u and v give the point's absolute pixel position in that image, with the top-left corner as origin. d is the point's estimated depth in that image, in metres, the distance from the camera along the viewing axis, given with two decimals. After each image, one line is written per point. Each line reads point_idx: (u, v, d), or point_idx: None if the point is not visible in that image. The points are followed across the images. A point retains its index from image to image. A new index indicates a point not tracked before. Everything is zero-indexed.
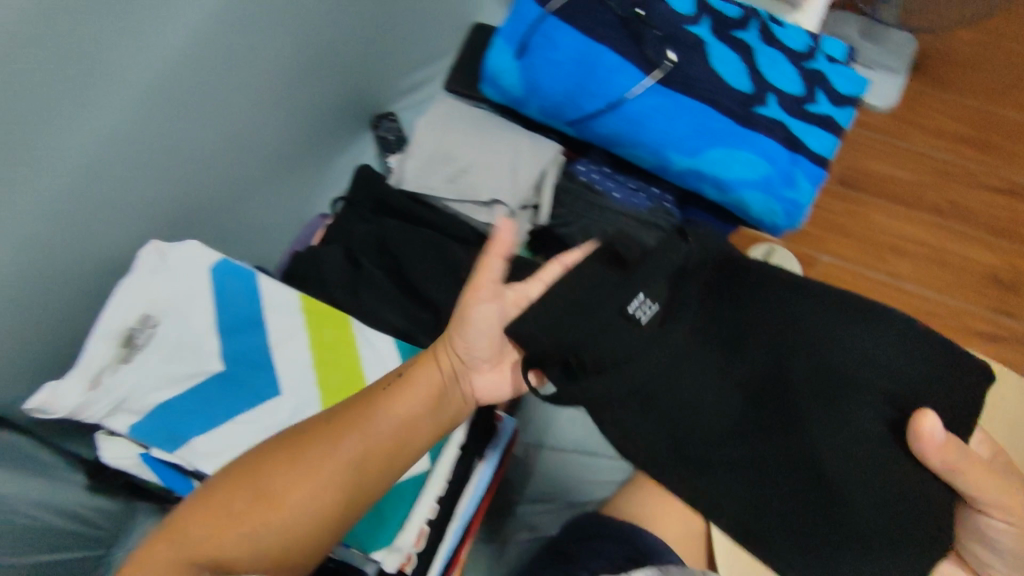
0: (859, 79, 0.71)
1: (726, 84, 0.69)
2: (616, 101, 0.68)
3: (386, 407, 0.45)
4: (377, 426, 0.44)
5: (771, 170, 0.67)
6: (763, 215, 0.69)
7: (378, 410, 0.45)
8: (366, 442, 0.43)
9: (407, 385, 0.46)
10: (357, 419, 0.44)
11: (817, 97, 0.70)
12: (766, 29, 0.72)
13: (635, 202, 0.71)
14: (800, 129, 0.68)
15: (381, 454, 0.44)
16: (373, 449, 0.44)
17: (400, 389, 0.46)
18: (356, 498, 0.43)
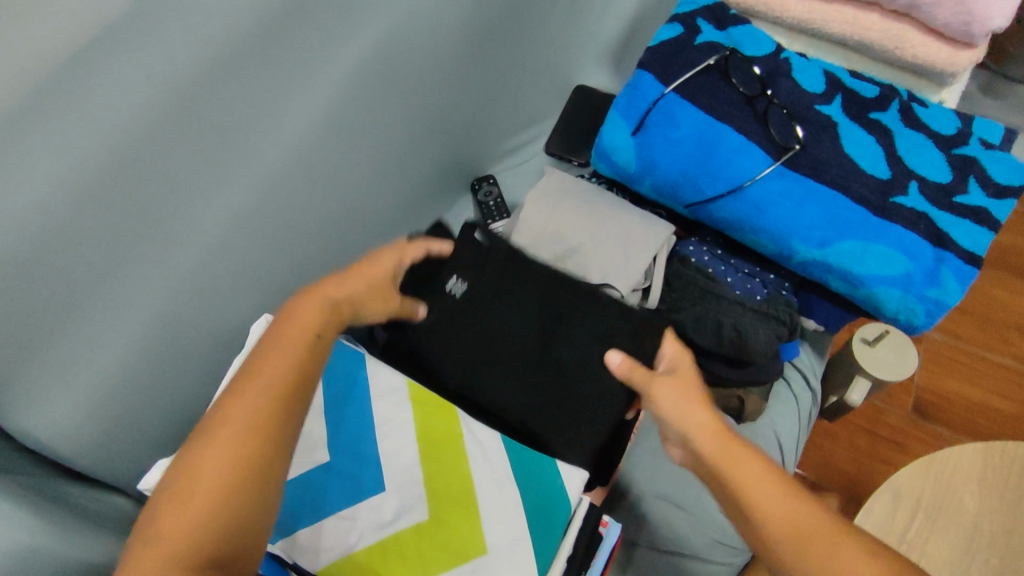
0: (1020, 169, 0.65)
1: (859, 168, 0.66)
2: (740, 185, 0.65)
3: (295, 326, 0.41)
4: (286, 336, 0.41)
5: (912, 267, 0.62)
6: (900, 314, 0.64)
7: (290, 330, 0.41)
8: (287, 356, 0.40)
9: (292, 324, 0.42)
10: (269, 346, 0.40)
11: (968, 187, 0.65)
12: (907, 113, 0.68)
13: (750, 291, 0.67)
14: (947, 223, 0.63)
15: (293, 373, 0.39)
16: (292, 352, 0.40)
17: (293, 315, 0.42)
18: (299, 401, 0.39)
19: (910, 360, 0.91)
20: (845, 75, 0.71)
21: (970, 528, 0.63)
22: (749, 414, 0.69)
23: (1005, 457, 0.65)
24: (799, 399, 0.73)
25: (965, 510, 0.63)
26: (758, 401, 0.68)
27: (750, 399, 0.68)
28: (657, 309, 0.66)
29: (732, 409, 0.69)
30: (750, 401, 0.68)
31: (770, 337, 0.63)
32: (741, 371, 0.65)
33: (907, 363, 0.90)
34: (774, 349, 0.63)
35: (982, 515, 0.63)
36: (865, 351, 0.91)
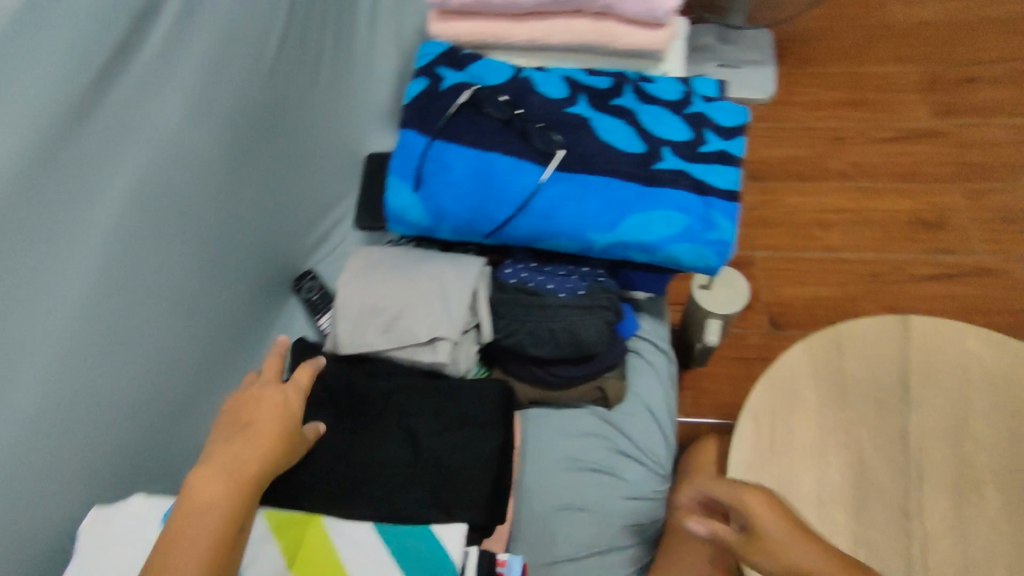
0: (738, 110, 0.75)
1: (622, 151, 0.71)
2: (524, 202, 0.69)
3: (198, 511, 0.47)
4: (193, 522, 0.46)
5: (690, 220, 0.68)
6: (697, 264, 0.69)
7: (195, 514, 0.47)
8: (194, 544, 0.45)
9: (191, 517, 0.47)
10: (180, 527, 0.46)
11: (707, 137, 0.73)
12: (639, 91, 0.76)
13: (571, 287, 0.70)
14: (702, 172, 0.70)
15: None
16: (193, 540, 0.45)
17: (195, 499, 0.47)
18: None
19: (742, 287, 1.00)
20: (580, 75, 0.77)
21: (821, 417, 0.70)
22: (614, 398, 0.73)
23: (825, 344, 0.74)
24: (656, 366, 0.78)
25: (811, 401, 0.71)
26: (618, 383, 0.72)
27: (609, 384, 0.72)
28: (496, 337, 0.69)
29: (598, 399, 0.73)
30: (611, 385, 0.72)
31: (599, 325, 0.67)
32: (588, 364, 0.70)
33: (740, 292, 1.00)
34: (608, 335, 0.68)
35: (825, 400, 0.71)
36: (702, 294, 1.00)
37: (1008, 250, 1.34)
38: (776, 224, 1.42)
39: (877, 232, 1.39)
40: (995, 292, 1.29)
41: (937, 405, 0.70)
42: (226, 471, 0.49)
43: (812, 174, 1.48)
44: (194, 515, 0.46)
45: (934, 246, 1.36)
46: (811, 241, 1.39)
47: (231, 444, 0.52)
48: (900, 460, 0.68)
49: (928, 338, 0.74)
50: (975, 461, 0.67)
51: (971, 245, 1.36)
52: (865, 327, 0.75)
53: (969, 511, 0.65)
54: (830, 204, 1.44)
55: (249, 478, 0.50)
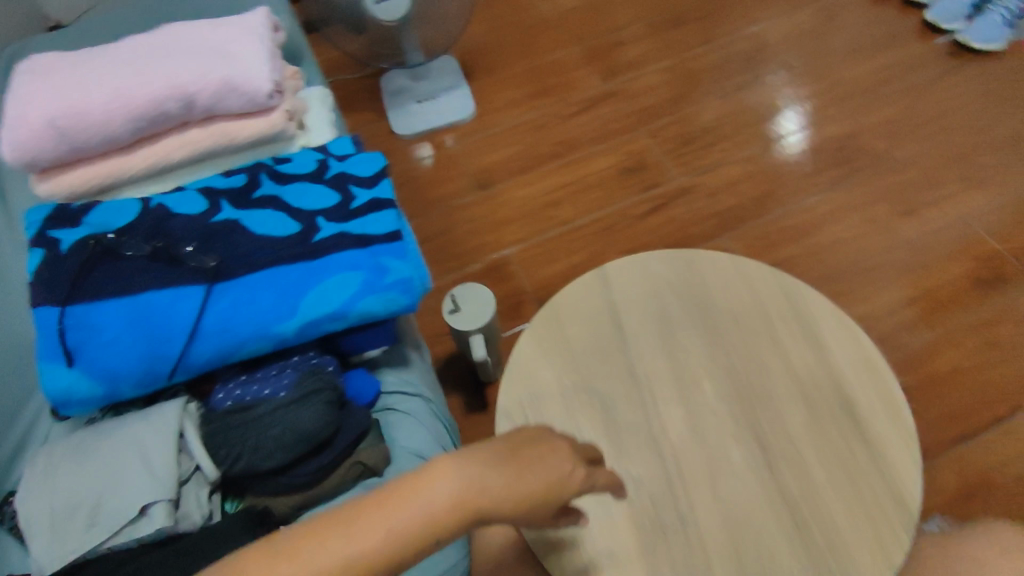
0: (375, 157, 0.78)
1: (277, 237, 0.70)
2: (193, 327, 0.65)
3: None
4: None
5: (364, 273, 0.70)
6: (391, 308, 0.71)
7: None
8: (410, 522, 0.45)
9: None
10: (404, 497, 0.46)
11: (354, 192, 0.75)
12: (277, 174, 0.76)
13: (284, 384, 0.69)
14: (360, 227, 0.72)
15: None
16: (444, 519, 0.46)
17: None
18: None
19: (485, 296, 1.05)
20: (214, 181, 0.75)
21: (561, 387, 0.76)
22: (379, 465, 0.72)
23: (545, 322, 0.81)
24: (412, 411, 0.81)
25: (548, 377, 0.77)
26: (373, 450, 0.72)
27: (366, 455, 0.71)
28: (222, 471, 0.64)
29: (364, 472, 0.71)
30: (367, 454, 0.71)
31: (319, 409, 0.66)
32: (333, 448, 0.69)
33: (484, 301, 1.05)
34: (335, 414, 0.68)
35: (558, 370, 0.77)
36: (453, 318, 1.04)
37: (696, 164, 1.57)
38: (517, 219, 1.53)
39: (598, 192, 1.55)
40: (700, 202, 1.51)
41: (644, 328, 0.79)
42: (472, 468, 0.48)
43: (530, 164, 1.62)
44: (449, 489, 0.47)
45: (643, 185, 1.55)
46: (549, 222, 1.52)
47: (522, 471, 0.50)
48: (635, 393, 0.75)
49: (622, 276, 0.83)
50: (687, 363, 0.76)
51: (668, 172, 1.57)
52: (571, 291, 0.83)
53: (696, 405, 0.73)
54: (552, 184, 1.58)
55: (519, 497, 0.49)
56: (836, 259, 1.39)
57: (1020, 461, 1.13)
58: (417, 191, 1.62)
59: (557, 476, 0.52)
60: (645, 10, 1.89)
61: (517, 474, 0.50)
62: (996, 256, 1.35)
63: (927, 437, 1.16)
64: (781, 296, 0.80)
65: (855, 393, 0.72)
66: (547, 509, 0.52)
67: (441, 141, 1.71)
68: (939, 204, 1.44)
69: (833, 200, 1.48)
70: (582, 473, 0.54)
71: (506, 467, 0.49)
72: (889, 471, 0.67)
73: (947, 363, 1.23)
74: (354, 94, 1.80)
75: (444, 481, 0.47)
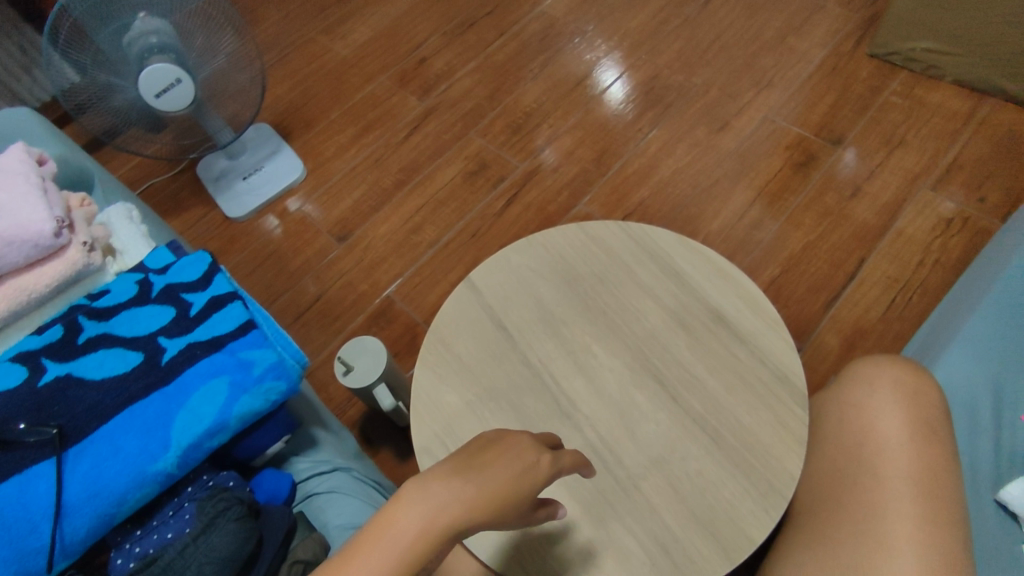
0: (199, 257, 0.74)
1: (119, 375, 0.65)
2: (57, 504, 0.59)
3: None
4: None
5: (229, 375, 0.66)
6: (271, 397, 0.68)
7: None
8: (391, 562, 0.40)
9: None
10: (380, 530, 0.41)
11: (188, 298, 0.71)
12: (97, 311, 0.70)
13: (185, 519, 0.64)
14: (207, 331, 0.68)
15: None
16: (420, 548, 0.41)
17: None
18: None
19: (371, 344, 1.05)
20: (26, 343, 0.67)
21: (469, 405, 0.76)
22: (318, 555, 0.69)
23: (432, 350, 0.81)
24: (336, 487, 0.78)
25: (454, 401, 0.77)
26: (306, 543, 0.69)
27: (300, 551, 0.68)
28: None
29: None
30: (301, 551, 0.67)
31: (231, 530, 0.62)
32: (262, 560, 0.65)
33: (374, 349, 1.04)
34: (251, 525, 0.64)
35: (461, 390, 0.77)
36: (349, 378, 1.03)
37: (533, 146, 1.63)
38: (386, 257, 1.52)
39: (453, 204, 1.57)
40: (548, 179, 1.57)
41: (526, 320, 0.81)
42: (449, 488, 0.43)
43: (379, 200, 1.61)
44: (417, 514, 0.42)
45: (491, 182, 1.59)
46: (417, 248, 1.51)
47: (479, 474, 0.45)
48: (537, 382, 0.77)
49: (488, 279, 0.85)
50: (573, 335, 0.79)
51: (510, 162, 1.61)
52: (447, 312, 0.84)
53: (594, 371, 0.76)
54: (408, 212, 1.57)
55: (491, 502, 0.45)
56: (680, 188, 1.50)
57: (881, 302, 1.28)
58: (277, 266, 1.56)
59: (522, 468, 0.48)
60: (436, 22, 1.93)
61: (479, 478, 0.45)
62: (803, 139, 1.52)
63: (805, 312, 1.29)
64: (631, 243, 0.85)
65: (719, 303, 0.79)
66: (517, 512, 0.48)
67: (283, 209, 1.65)
68: (744, 112, 1.59)
69: (660, 137, 1.58)
70: (548, 457, 0.51)
71: (468, 473, 0.45)
72: (767, 358, 0.74)
73: (798, 243, 1.37)
74: (175, 194, 1.69)
75: (411, 506, 0.42)
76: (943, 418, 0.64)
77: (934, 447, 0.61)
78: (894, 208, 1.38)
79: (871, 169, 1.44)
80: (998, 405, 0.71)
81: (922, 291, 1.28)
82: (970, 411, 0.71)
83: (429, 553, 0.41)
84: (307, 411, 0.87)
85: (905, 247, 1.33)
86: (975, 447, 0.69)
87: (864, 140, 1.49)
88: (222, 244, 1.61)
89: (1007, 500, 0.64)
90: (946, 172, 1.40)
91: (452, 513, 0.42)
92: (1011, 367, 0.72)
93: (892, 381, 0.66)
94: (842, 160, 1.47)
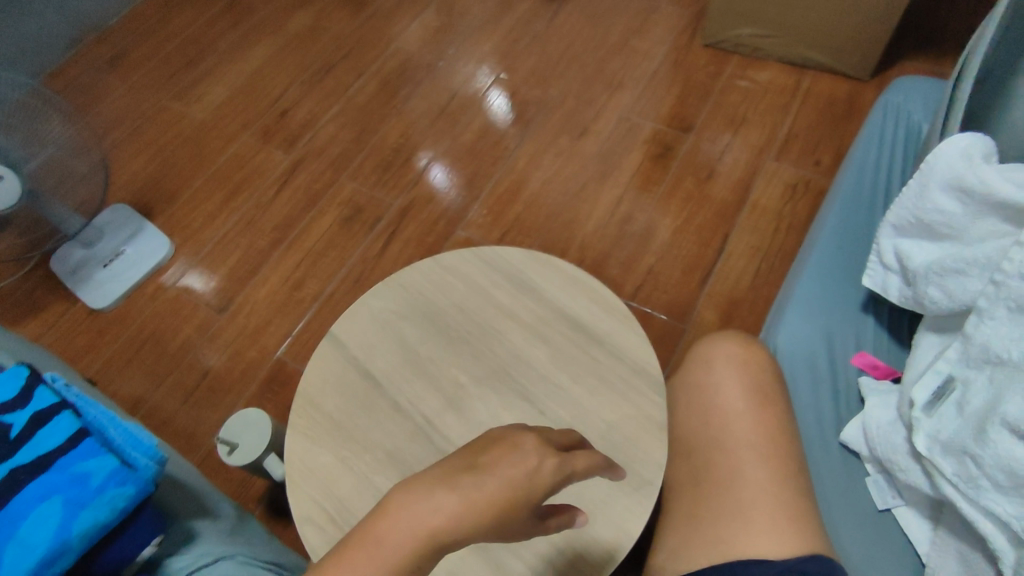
0: (15, 371, 0.69)
1: None
2: None
3: None
4: None
5: (62, 495, 0.62)
6: (118, 506, 0.63)
7: None
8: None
9: None
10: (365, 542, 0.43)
11: (7, 418, 0.65)
12: None
13: None
14: (32, 450, 0.63)
15: None
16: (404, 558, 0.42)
17: None
18: None
19: (253, 416, 1.01)
20: None
21: (345, 463, 0.74)
22: None
23: (300, 413, 0.78)
24: None
25: (329, 461, 0.75)
26: None
27: None
28: None
29: None
30: None
31: None
32: None
33: (257, 421, 1.01)
34: None
35: (335, 449, 0.75)
36: (234, 456, 0.99)
37: (406, 180, 1.62)
38: (271, 319, 1.46)
39: (333, 252, 1.54)
40: (425, 210, 1.57)
41: (391, 364, 0.80)
42: (437, 497, 0.44)
43: (256, 261, 1.55)
44: (407, 529, 0.43)
45: (369, 224, 1.57)
46: (303, 304, 1.47)
47: (479, 477, 0.45)
48: (409, 424, 0.76)
49: (349, 330, 0.84)
50: (440, 369, 0.79)
51: (385, 201, 1.60)
52: (312, 371, 0.81)
53: (464, 401, 0.76)
54: (288, 269, 1.53)
55: (483, 511, 0.44)
56: (552, 196, 1.54)
57: (748, 271, 1.35)
58: (155, 349, 1.47)
59: (522, 475, 0.46)
60: (290, 71, 1.89)
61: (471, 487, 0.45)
62: (658, 132, 1.59)
63: (683, 293, 1.35)
64: (485, 267, 0.86)
65: (573, 310, 0.81)
66: (522, 515, 0.46)
67: (155, 288, 1.56)
68: (601, 114, 1.64)
69: (526, 151, 1.62)
70: (552, 464, 0.48)
71: (458, 481, 0.45)
72: (624, 355, 0.77)
73: (667, 230, 1.44)
74: (30, 293, 1.57)
75: (411, 510, 0.43)
76: (774, 383, 0.72)
77: (768, 410, 0.69)
78: (746, 182, 1.47)
79: (721, 150, 1.53)
80: (831, 355, 0.77)
81: (782, 254, 1.36)
82: (812, 364, 0.76)
83: (416, 564, 0.43)
84: (182, 503, 0.81)
85: (761, 217, 1.42)
86: (819, 396, 0.74)
87: (711, 124, 1.58)
88: (92, 337, 1.50)
89: (846, 440, 0.71)
90: (784, 143, 1.51)
91: (432, 524, 0.43)
92: (836, 319, 0.78)
93: (738, 359, 0.73)
94: (695, 145, 1.55)
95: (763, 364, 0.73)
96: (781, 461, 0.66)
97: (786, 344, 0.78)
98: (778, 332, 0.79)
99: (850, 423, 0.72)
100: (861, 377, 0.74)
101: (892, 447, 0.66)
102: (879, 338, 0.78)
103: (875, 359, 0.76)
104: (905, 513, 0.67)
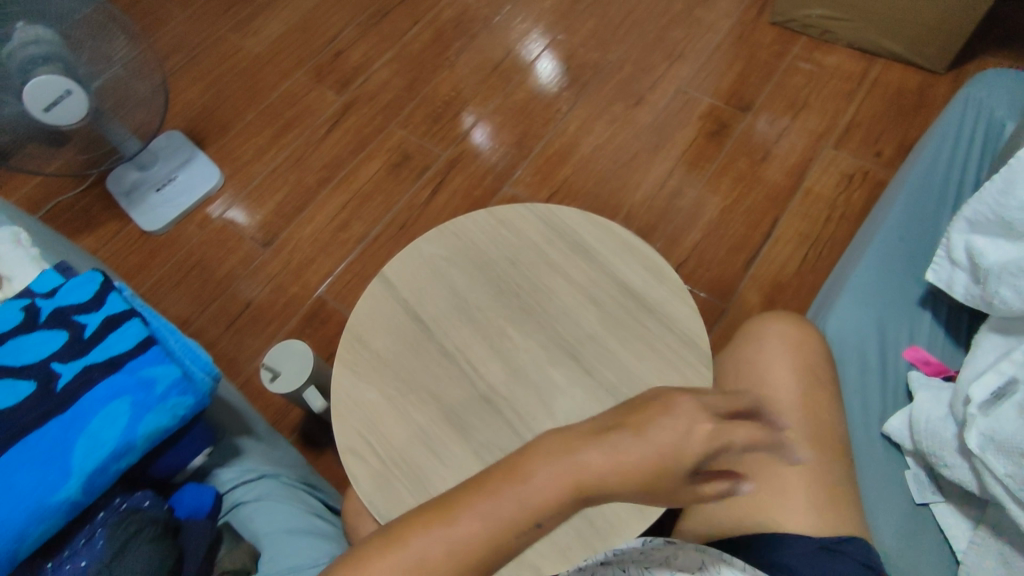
0: (89, 276, 0.71)
1: (9, 407, 0.62)
2: None
3: None
4: None
5: (130, 396, 0.65)
6: (179, 413, 0.67)
7: None
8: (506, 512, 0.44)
9: None
10: (511, 481, 0.44)
11: (81, 320, 0.68)
12: None
13: (97, 547, 0.62)
14: (104, 352, 0.67)
15: None
16: (549, 505, 0.43)
17: None
18: None
19: (297, 347, 1.05)
20: None
21: (390, 400, 0.77)
22: (247, 563, 0.70)
23: (349, 348, 0.81)
24: (264, 495, 0.77)
25: (375, 396, 0.77)
26: (233, 554, 0.69)
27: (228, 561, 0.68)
28: None
29: None
30: (228, 561, 0.68)
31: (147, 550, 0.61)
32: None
33: (301, 352, 1.04)
34: (169, 542, 0.64)
35: (381, 385, 0.78)
36: (277, 383, 1.02)
37: (457, 133, 1.62)
38: (314, 256, 1.49)
39: (379, 197, 1.55)
40: (472, 165, 1.57)
41: (440, 310, 0.82)
42: (587, 451, 0.43)
43: (302, 199, 1.57)
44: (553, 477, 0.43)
45: (416, 173, 1.57)
46: (345, 246, 1.50)
47: (626, 435, 0.42)
48: (455, 369, 0.78)
49: (401, 273, 0.85)
50: (488, 320, 0.81)
51: (433, 151, 1.60)
52: (362, 309, 0.83)
53: (510, 353, 0.78)
54: (333, 210, 1.55)
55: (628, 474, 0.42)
56: (601, 163, 1.52)
57: (795, 258, 1.34)
58: (202, 275, 1.51)
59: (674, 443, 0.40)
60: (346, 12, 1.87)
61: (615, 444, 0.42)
62: (716, 108, 1.55)
63: (727, 274, 1.34)
64: (539, 224, 0.86)
65: (625, 275, 0.81)
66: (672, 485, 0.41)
67: (203, 217, 1.59)
68: (659, 84, 1.61)
69: (579, 115, 1.60)
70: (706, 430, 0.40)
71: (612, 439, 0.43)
72: (673, 325, 0.77)
73: (716, 209, 1.42)
74: (85, 209, 1.61)
75: (557, 460, 0.43)
76: (824, 367, 0.72)
77: (816, 393, 0.69)
78: (802, 167, 1.44)
79: (780, 132, 1.50)
80: (883, 347, 0.76)
81: (832, 244, 1.34)
82: (863, 353, 0.76)
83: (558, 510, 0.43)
84: (230, 419, 0.85)
85: (815, 204, 1.39)
86: (866, 385, 0.74)
87: (771, 104, 1.54)
88: (142, 258, 1.55)
89: (890, 432, 0.71)
90: (846, 130, 1.47)
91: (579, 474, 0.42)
92: (891, 312, 0.78)
93: (790, 339, 0.72)
94: (753, 125, 1.51)
95: (814, 348, 0.73)
96: (824, 444, 0.67)
97: (836, 333, 0.77)
98: (830, 320, 0.79)
99: (895, 415, 0.72)
100: (911, 372, 0.74)
101: (937, 442, 0.66)
102: (933, 335, 0.77)
103: (927, 354, 0.76)
104: (942, 507, 0.68)
